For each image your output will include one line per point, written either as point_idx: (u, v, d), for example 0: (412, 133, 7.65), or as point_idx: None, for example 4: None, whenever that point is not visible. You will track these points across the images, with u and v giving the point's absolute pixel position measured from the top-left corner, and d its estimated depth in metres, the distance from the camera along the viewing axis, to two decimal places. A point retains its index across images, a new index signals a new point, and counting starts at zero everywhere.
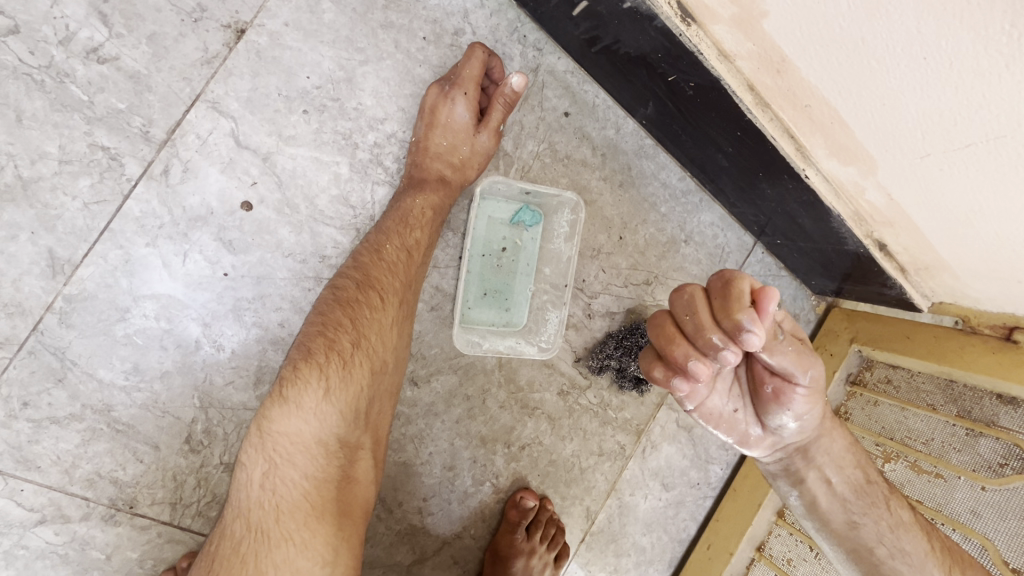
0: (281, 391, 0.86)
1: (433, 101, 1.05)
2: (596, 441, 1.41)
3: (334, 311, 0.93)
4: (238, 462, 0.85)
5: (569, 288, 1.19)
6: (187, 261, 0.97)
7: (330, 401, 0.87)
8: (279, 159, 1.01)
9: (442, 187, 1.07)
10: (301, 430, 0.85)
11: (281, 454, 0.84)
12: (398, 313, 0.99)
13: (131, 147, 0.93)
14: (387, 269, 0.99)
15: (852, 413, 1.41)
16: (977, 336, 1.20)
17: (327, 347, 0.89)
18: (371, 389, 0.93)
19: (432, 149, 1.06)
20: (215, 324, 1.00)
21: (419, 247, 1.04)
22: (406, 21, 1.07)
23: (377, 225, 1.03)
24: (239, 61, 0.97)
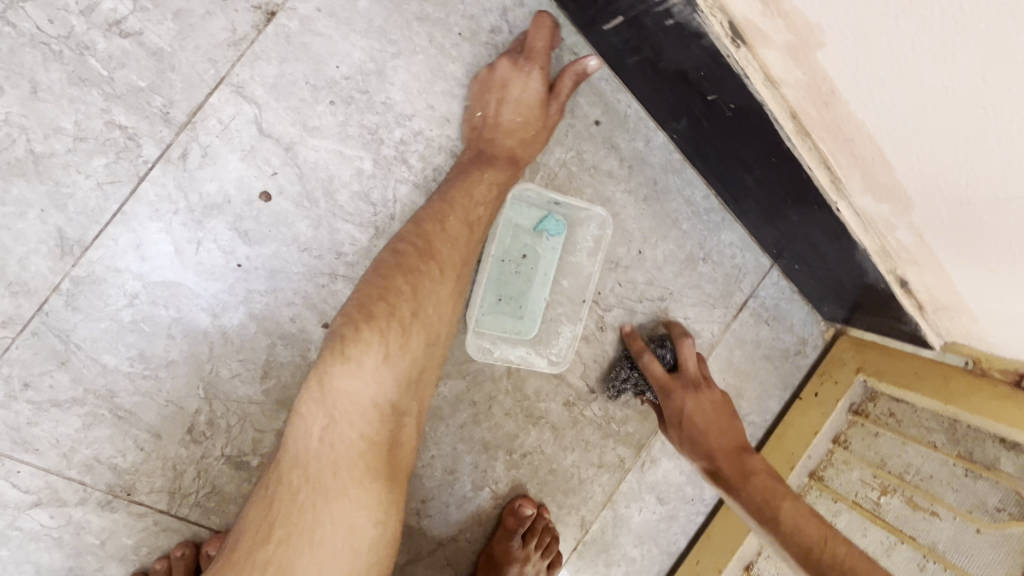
0: (343, 349, 0.85)
1: (505, 73, 1.02)
2: (597, 452, 1.40)
3: (394, 277, 0.91)
4: (294, 414, 0.85)
5: (585, 306, 1.14)
6: (200, 250, 0.94)
7: (389, 367, 0.87)
8: (301, 150, 0.97)
9: (511, 165, 1.04)
10: (360, 392, 0.85)
11: (340, 412, 0.85)
12: (453, 287, 0.97)
13: (148, 128, 0.89)
14: (448, 240, 0.97)
15: (852, 442, 1.41)
16: (987, 379, 1.19)
17: (390, 311, 0.88)
18: (423, 360, 0.93)
19: (504, 124, 1.03)
20: (226, 315, 0.98)
21: (481, 223, 1.02)
22: (442, 15, 1.02)
23: (444, 189, 1.00)
24: (267, 45, 0.92)
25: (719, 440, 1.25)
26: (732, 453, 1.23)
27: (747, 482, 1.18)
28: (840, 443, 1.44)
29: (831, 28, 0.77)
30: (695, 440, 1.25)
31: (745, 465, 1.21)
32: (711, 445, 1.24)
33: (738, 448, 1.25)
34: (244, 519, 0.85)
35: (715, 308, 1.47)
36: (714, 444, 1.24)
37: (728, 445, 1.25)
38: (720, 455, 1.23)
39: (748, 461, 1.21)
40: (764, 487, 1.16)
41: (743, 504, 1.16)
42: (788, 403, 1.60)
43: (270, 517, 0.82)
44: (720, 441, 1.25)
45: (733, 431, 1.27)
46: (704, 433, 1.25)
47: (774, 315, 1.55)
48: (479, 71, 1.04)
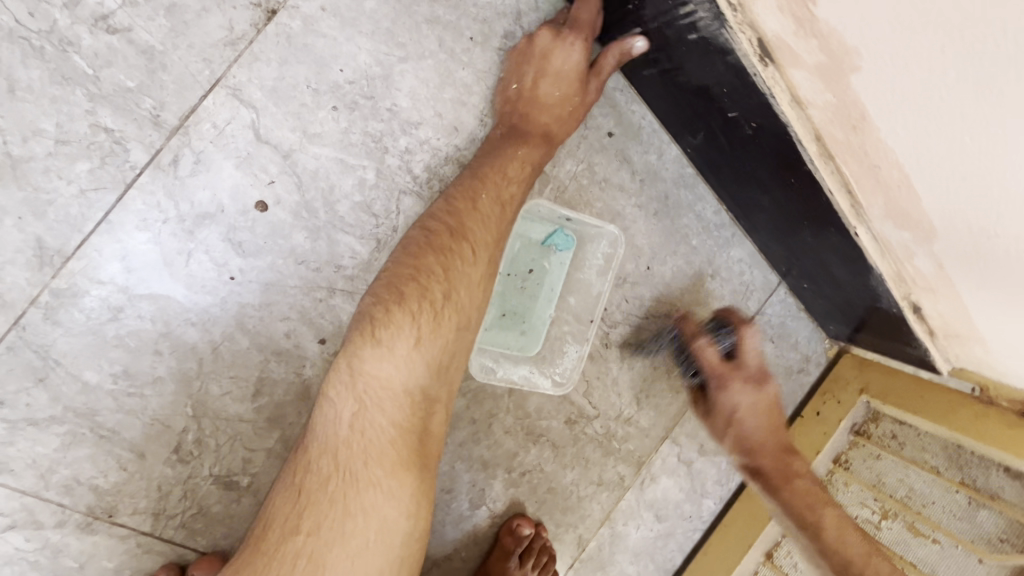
0: (373, 331, 0.80)
1: (547, 44, 0.96)
2: (597, 470, 1.37)
3: (426, 257, 0.85)
4: (322, 400, 0.81)
5: (593, 327, 1.11)
6: (191, 261, 0.89)
7: (420, 351, 0.82)
8: (301, 158, 0.92)
9: (545, 142, 0.97)
10: (391, 376, 0.81)
11: (370, 397, 0.80)
12: (485, 271, 0.90)
13: (136, 132, 0.83)
14: (481, 220, 0.91)
15: (852, 463, 1.37)
16: (994, 408, 1.13)
17: (421, 293, 0.82)
18: (454, 346, 0.86)
19: (541, 101, 0.97)
20: (217, 330, 0.93)
21: (513, 202, 0.95)
22: (453, 18, 0.97)
23: (476, 169, 0.95)
24: (267, 45, 0.87)
25: (765, 438, 1.12)
26: (778, 452, 1.11)
27: (789, 487, 1.06)
28: (841, 464, 1.38)
29: (870, 55, 0.72)
30: (737, 435, 1.13)
31: (790, 467, 1.08)
32: (756, 441, 1.12)
33: (786, 446, 1.12)
34: (271, 507, 0.79)
35: None
36: (761, 441, 1.12)
37: (776, 441, 1.13)
38: (763, 453, 1.11)
39: (793, 463, 1.08)
40: (810, 495, 1.04)
41: (781, 506, 1.06)
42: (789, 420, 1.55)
43: (298, 505, 0.77)
44: (767, 437, 1.12)
45: (782, 428, 1.14)
46: (750, 426, 1.12)
47: (779, 332, 1.50)
48: (520, 41, 0.99)
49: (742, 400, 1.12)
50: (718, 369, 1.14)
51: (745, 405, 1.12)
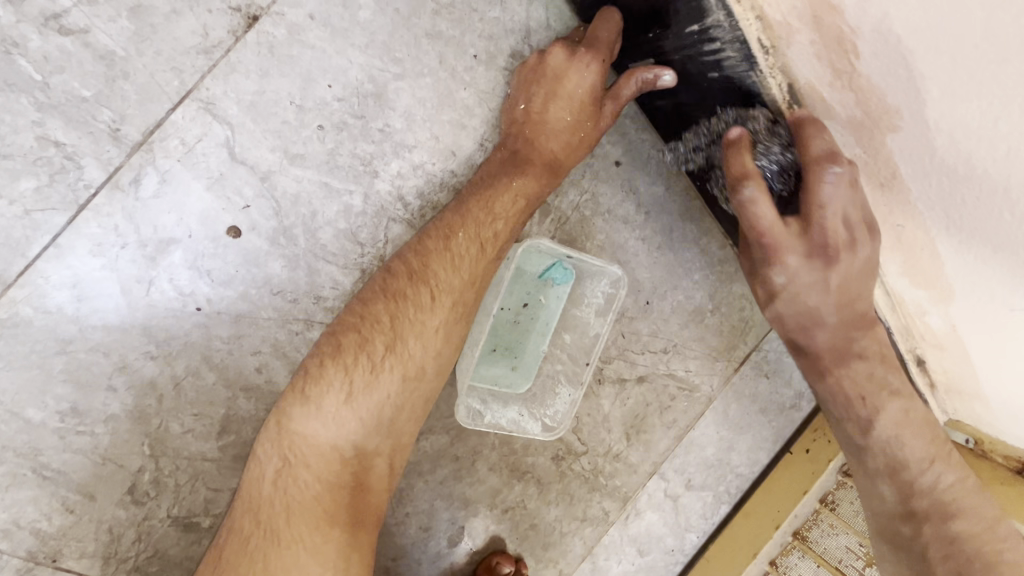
0: (303, 385, 0.72)
1: (559, 64, 0.84)
2: (581, 506, 1.31)
3: (376, 302, 0.77)
4: (250, 456, 0.73)
5: (589, 370, 1.04)
6: (151, 290, 0.80)
7: (352, 407, 0.72)
8: (280, 180, 0.83)
9: (549, 173, 0.86)
10: (318, 434, 0.71)
11: (297, 455, 0.71)
12: (448, 317, 0.79)
13: (92, 147, 0.74)
14: (448, 261, 0.80)
15: (838, 505, 1.25)
16: (987, 462, 0.98)
17: (359, 344, 0.74)
18: (400, 401, 0.75)
19: (549, 126, 0.86)
20: (179, 364, 0.85)
21: (496, 241, 0.83)
22: (457, 33, 0.88)
23: (459, 204, 0.83)
24: (246, 55, 0.77)
25: (829, 317, 0.80)
26: (844, 338, 0.82)
27: (846, 368, 0.83)
28: (826, 505, 1.26)
29: (910, 114, 0.64)
30: (782, 312, 0.84)
31: (852, 355, 0.82)
32: (818, 317, 0.81)
33: (861, 326, 0.81)
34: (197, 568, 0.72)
35: (716, 360, 1.33)
36: (823, 314, 0.81)
37: (848, 318, 0.81)
38: (823, 330, 0.82)
39: (856, 343, 0.82)
40: (870, 382, 0.82)
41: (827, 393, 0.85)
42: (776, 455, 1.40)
43: (216, 569, 0.69)
44: (837, 316, 0.81)
45: (859, 304, 0.81)
46: (807, 305, 0.81)
47: (773, 371, 1.36)
48: (530, 57, 0.87)
49: (794, 261, 0.78)
50: (771, 226, 0.76)
51: (797, 279, 0.79)
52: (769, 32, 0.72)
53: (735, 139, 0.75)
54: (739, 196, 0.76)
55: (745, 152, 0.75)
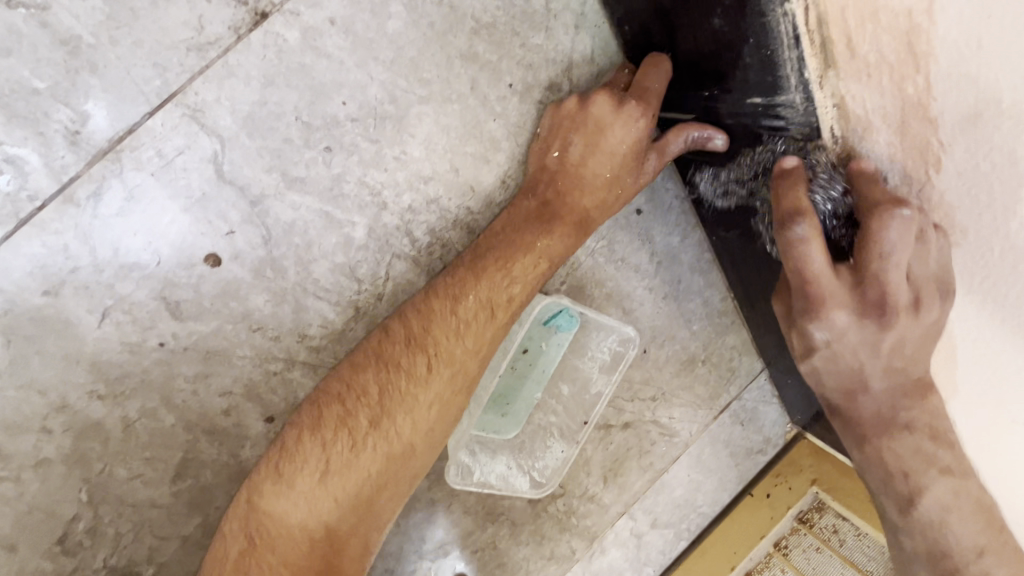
0: (278, 460, 0.63)
1: (605, 115, 0.74)
2: (549, 545, 1.19)
3: (365, 370, 0.67)
4: (214, 535, 0.62)
5: (588, 429, 0.99)
6: (104, 322, 0.67)
7: (328, 486, 0.62)
8: (273, 206, 0.71)
9: (577, 232, 0.78)
10: (287, 515, 0.61)
11: (264, 538, 0.61)
12: (444, 389, 0.68)
13: (41, 150, 0.61)
14: (454, 327, 0.71)
15: (791, 551, 1.15)
16: None
17: (341, 418, 0.64)
18: (382, 481, 0.64)
19: (585, 181, 0.77)
20: (129, 405, 0.72)
21: (511, 305, 0.75)
22: (494, 58, 0.77)
23: (474, 262, 0.75)
24: (248, 58, 0.65)
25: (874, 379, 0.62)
26: (888, 408, 0.63)
27: (886, 440, 0.63)
28: (778, 550, 1.17)
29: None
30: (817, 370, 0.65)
31: (897, 426, 0.62)
32: (862, 380, 0.63)
33: (913, 394, 0.62)
34: None
35: (700, 410, 1.22)
36: (869, 378, 0.62)
37: (897, 382, 0.63)
38: (866, 399, 0.63)
39: (904, 412, 0.62)
40: (916, 458, 0.62)
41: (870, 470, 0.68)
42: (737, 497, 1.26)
43: None
44: (884, 384, 0.62)
45: (915, 370, 0.62)
46: (849, 366, 0.62)
47: (748, 418, 1.23)
48: (569, 99, 0.77)
49: (842, 317, 0.59)
50: (820, 274, 0.59)
51: (846, 339, 0.60)
52: (844, 121, 0.64)
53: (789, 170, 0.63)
54: (788, 235, 0.59)
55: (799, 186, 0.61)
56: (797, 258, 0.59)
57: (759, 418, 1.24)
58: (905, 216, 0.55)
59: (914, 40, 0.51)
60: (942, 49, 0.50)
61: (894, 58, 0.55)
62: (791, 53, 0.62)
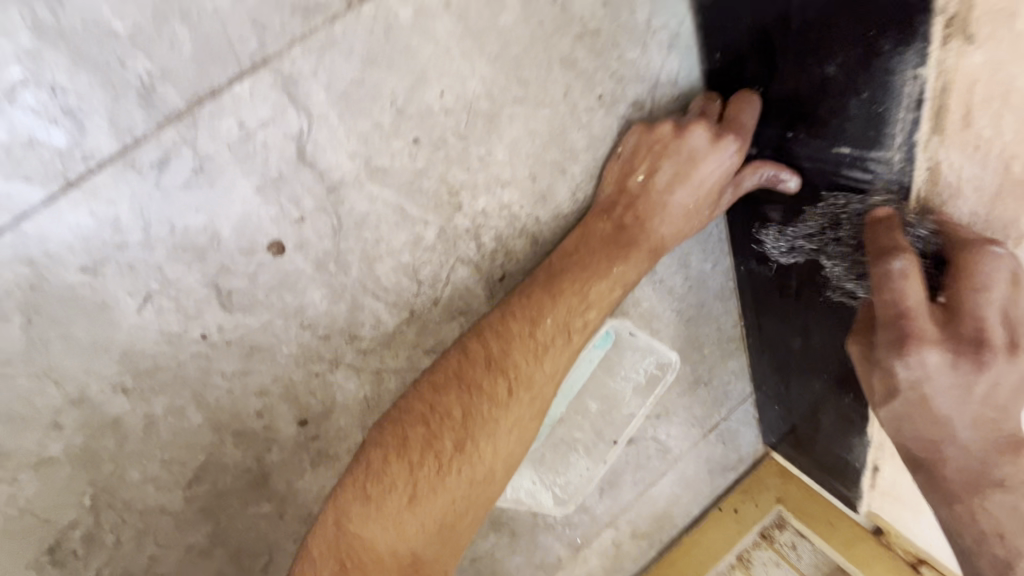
0: (365, 481, 0.63)
1: (700, 146, 0.73)
2: (541, 555, 1.15)
3: (447, 392, 0.66)
4: (300, 555, 0.63)
5: (618, 450, 1.01)
6: (145, 308, 0.60)
7: (416, 510, 0.62)
8: (349, 195, 0.64)
9: (652, 260, 0.76)
10: (377, 538, 0.61)
11: (353, 563, 0.61)
12: (525, 414, 0.67)
13: (107, 105, 0.53)
14: (533, 350, 0.69)
15: (752, 564, 1.18)
16: (888, 553, 1.06)
17: (427, 441, 0.64)
18: (465, 506, 0.64)
19: (667, 209, 0.76)
20: (155, 401, 0.65)
21: (587, 330, 0.73)
22: (592, 66, 0.73)
23: (550, 281, 0.72)
24: (354, 30, 0.58)
25: (964, 432, 0.59)
26: (979, 463, 0.59)
27: (980, 499, 0.60)
28: (741, 563, 1.19)
29: None
30: (901, 418, 0.61)
31: (992, 485, 0.59)
32: (949, 432, 0.59)
33: (1010, 450, 0.58)
34: None
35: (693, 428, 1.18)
36: (954, 428, 0.59)
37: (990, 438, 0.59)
38: (950, 450, 0.60)
39: (1000, 470, 0.58)
40: (1015, 519, 0.59)
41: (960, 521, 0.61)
42: (706, 509, 1.29)
43: None
44: (972, 432, 0.59)
45: (1004, 423, 0.58)
46: (938, 415, 0.59)
47: (729, 437, 1.23)
48: (662, 124, 0.74)
49: (936, 355, 0.56)
50: (916, 308, 0.56)
51: (935, 380, 0.57)
52: (931, 186, 0.61)
53: (881, 220, 0.62)
54: (885, 266, 0.58)
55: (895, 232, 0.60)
56: (892, 290, 0.57)
57: (738, 436, 1.24)
58: (998, 253, 0.55)
59: None
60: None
61: (1012, 136, 0.53)
62: (905, 116, 0.59)
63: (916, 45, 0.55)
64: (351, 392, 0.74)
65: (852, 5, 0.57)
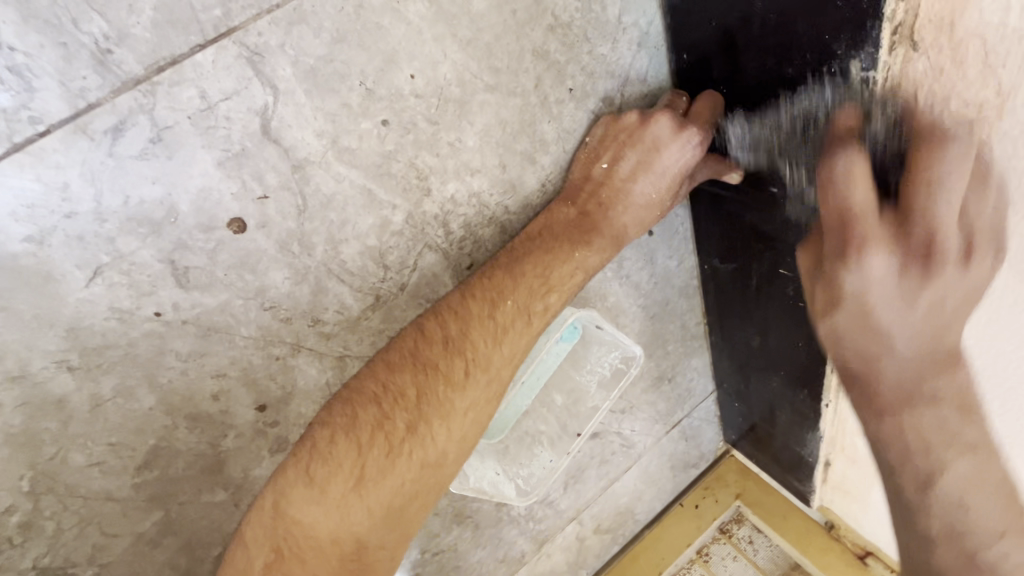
0: (308, 463, 0.62)
1: (662, 134, 0.74)
2: (503, 548, 1.14)
3: (402, 371, 0.66)
4: (238, 541, 0.62)
5: (581, 442, 1.00)
6: (95, 282, 0.58)
7: (361, 493, 0.61)
8: (315, 174, 0.63)
9: (615, 247, 0.77)
10: (316, 522, 0.60)
11: (291, 548, 0.60)
12: (481, 396, 0.68)
13: (59, 64, 0.51)
14: (492, 332, 0.69)
15: (711, 558, 1.24)
16: (838, 544, 1.11)
17: (378, 421, 0.63)
18: (414, 490, 0.64)
19: (630, 197, 0.77)
20: (101, 380, 0.62)
21: (546, 315, 0.74)
22: (563, 58, 0.73)
23: (511, 264, 0.72)
24: (324, 6, 0.57)
25: (902, 349, 0.52)
26: (914, 377, 0.53)
27: (910, 414, 0.54)
28: (700, 557, 1.25)
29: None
30: (839, 333, 0.56)
31: (921, 398, 0.53)
32: (884, 345, 0.53)
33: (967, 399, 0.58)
34: None
35: (657, 423, 1.20)
36: (890, 341, 0.53)
37: (931, 354, 0.53)
38: (890, 365, 0.54)
39: (933, 382, 0.53)
40: (952, 443, 0.55)
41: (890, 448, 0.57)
42: (668, 503, 1.31)
43: None
44: (913, 347, 0.52)
45: (947, 337, 0.53)
46: (874, 329, 0.53)
47: (692, 433, 1.26)
48: (628, 114, 0.76)
49: (882, 267, 0.50)
50: (862, 211, 0.51)
51: (881, 290, 0.50)
52: None
53: (841, 134, 0.56)
54: (826, 168, 0.53)
55: (849, 136, 0.55)
56: (836, 194, 0.52)
57: (701, 435, 1.27)
58: (962, 151, 0.48)
59: (974, 130, 0.49)
60: (1000, 142, 0.47)
61: None
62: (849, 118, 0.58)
63: (867, 50, 0.53)
64: (311, 378, 0.73)
65: (809, 7, 0.55)
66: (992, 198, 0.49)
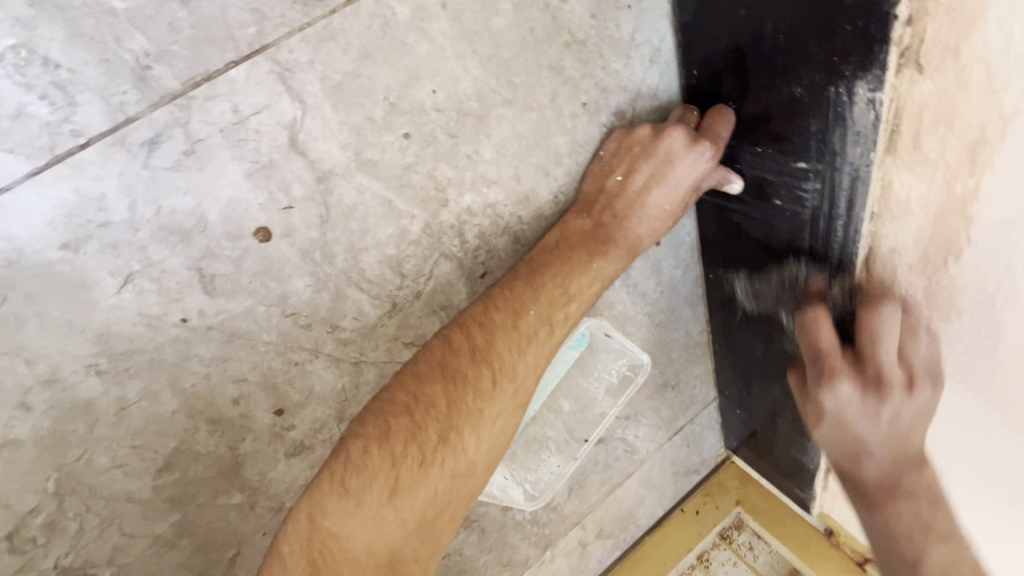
0: (343, 474, 0.64)
1: (676, 149, 0.75)
2: (508, 552, 1.15)
3: (431, 381, 0.68)
4: (273, 553, 0.63)
5: (588, 448, 1.03)
6: (125, 288, 0.60)
7: (397, 503, 0.63)
8: (339, 185, 0.65)
9: (629, 257, 0.79)
10: (353, 532, 0.62)
11: (326, 559, 0.61)
12: (507, 405, 0.70)
13: (100, 78, 0.53)
14: (518, 343, 0.71)
15: (711, 564, 1.25)
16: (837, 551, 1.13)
17: (410, 432, 0.65)
18: (447, 498, 0.66)
19: (643, 209, 0.79)
20: (127, 384, 0.64)
21: (567, 324, 0.76)
22: (578, 75, 0.75)
23: (531, 275, 0.74)
24: (352, 24, 0.60)
25: (875, 452, 0.72)
26: (893, 474, 0.73)
27: (893, 505, 0.72)
28: (700, 562, 1.26)
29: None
30: (825, 438, 0.76)
31: (900, 491, 0.72)
32: (865, 447, 0.72)
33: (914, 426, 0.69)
34: None
35: (661, 430, 1.22)
36: (870, 446, 0.72)
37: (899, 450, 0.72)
38: (872, 462, 0.73)
39: (907, 480, 0.72)
40: (919, 526, 0.71)
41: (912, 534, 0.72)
42: (670, 509, 1.32)
43: None
44: (888, 449, 0.72)
45: (912, 438, 0.71)
46: (854, 435, 0.72)
47: (694, 440, 1.27)
48: (640, 129, 0.78)
49: (848, 389, 0.70)
50: (829, 349, 0.71)
51: (848, 407, 0.70)
52: (884, 201, 0.62)
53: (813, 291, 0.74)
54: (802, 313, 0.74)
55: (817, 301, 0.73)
56: (811, 333, 0.73)
57: (703, 442, 1.29)
58: (889, 309, 0.65)
59: (979, 150, 0.51)
60: (1002, 162, 0.50)
61: (955, 158, 0.54)
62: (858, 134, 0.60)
63: (874, 72, 0.55)
64: (328, 383, 0.74)
65: (817, 31, 0.57)
66: (925, 343, 0.66)
